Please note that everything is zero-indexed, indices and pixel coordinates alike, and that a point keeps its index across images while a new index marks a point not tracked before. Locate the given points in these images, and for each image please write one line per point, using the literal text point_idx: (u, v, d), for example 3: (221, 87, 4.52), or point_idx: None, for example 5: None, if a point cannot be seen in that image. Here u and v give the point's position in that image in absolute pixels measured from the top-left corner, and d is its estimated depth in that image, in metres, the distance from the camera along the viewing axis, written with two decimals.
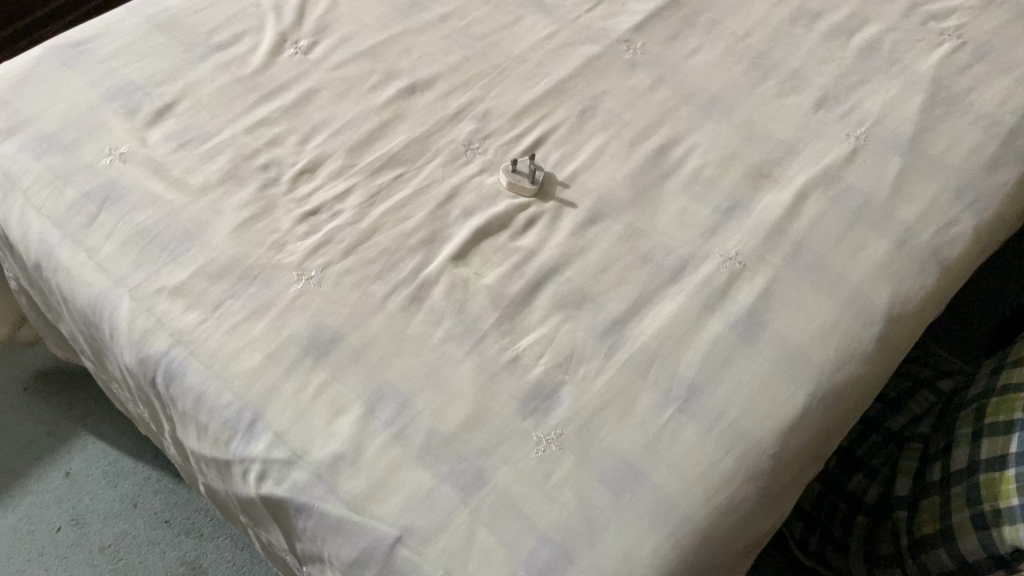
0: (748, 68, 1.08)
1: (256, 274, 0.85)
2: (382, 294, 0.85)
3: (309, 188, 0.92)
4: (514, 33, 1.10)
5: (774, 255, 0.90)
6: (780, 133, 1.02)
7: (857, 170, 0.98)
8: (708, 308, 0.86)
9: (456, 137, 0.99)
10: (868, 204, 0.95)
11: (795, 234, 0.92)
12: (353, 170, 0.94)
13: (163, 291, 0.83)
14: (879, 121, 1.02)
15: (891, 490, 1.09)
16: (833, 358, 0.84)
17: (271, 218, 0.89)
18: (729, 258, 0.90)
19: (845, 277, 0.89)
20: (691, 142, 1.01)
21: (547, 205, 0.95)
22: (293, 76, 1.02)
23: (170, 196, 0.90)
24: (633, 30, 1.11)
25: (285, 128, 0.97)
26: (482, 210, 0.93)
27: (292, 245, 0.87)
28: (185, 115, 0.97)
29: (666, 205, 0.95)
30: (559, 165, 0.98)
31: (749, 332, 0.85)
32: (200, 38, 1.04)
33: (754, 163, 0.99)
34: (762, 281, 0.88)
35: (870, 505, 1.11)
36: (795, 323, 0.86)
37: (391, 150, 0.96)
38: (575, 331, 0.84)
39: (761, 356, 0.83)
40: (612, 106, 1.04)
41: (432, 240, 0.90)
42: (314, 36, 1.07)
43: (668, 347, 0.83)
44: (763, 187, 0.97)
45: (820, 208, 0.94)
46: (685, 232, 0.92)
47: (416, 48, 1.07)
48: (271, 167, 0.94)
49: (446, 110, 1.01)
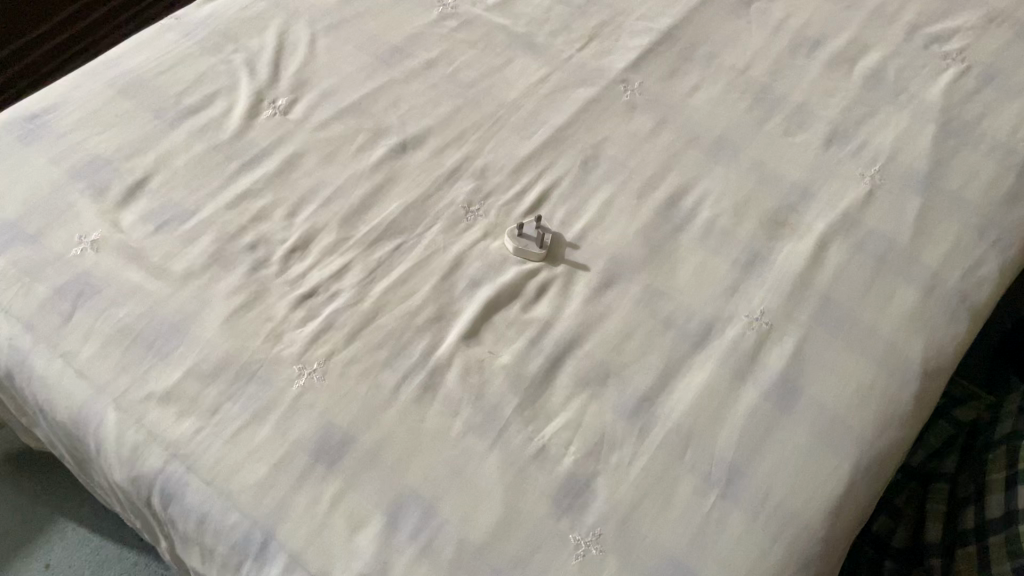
0: (752, 103, 1.03)
1: (254, 371, 0.78)
2: (394, 384, 0.78)
3: (302, 267, 0.86)
4: (505, 78, 1.04)
5: (802, 313, 0.86)
6: (793, 174, 0.97)
7: (877, 212, 0.94)
8: (739, 376, 0.81)
9: (455, 199, 0.93)
10: (892, 249, 0.91)
11: (820, 287, 0.88)
12: (348, 244, 0.88)
13: (153, 397, 0.77)
14: (893, 156, 0.98)
15: (919, 535, 1.05)
16: (874, 424, 0.80)
17: (264, 304, 0.83)
18: (756, 318, 0.85)
19: (877, 332, 0.85)
20: (702, 189, 0.96)
21: (557, 269, 0.89)
22: (274, 140, 0.95)
23: (151, 288, 0.83)
24: (630, 68, 1.06)
25: (270, 200, 0.90)
26: (489, 280, 0.87)
27: (291, 335, 0.81)
28: (160, 191, 0.89)
29: (683, 261, 0.90)
30: (566, 222, 0.93)
31: (785, 401, 0.80)
32: (168, 102, 0.97)
33: (770, 209, 0.94)
34: (792, 343, 0.84)
35: (897, 549, 1.06)
36: (832, 388, 0.81)
37: (387, 217, 0.90)
38: (602, 412, 0.78)
39: (799, 427, 0.78)
40: (615, 154, 0.98)
41: (440, 317, 0.84)
42: (293, 93, 0.99)
43: (702, 424, 0.78)
44: (782, 236, 0.92)
45: (843, 257, 0.90)
46: (705, 292, 0.87)
47: (403, 101, 1.00)
48: (259, 246, 0.87)
49: (441, 170, 0.95)
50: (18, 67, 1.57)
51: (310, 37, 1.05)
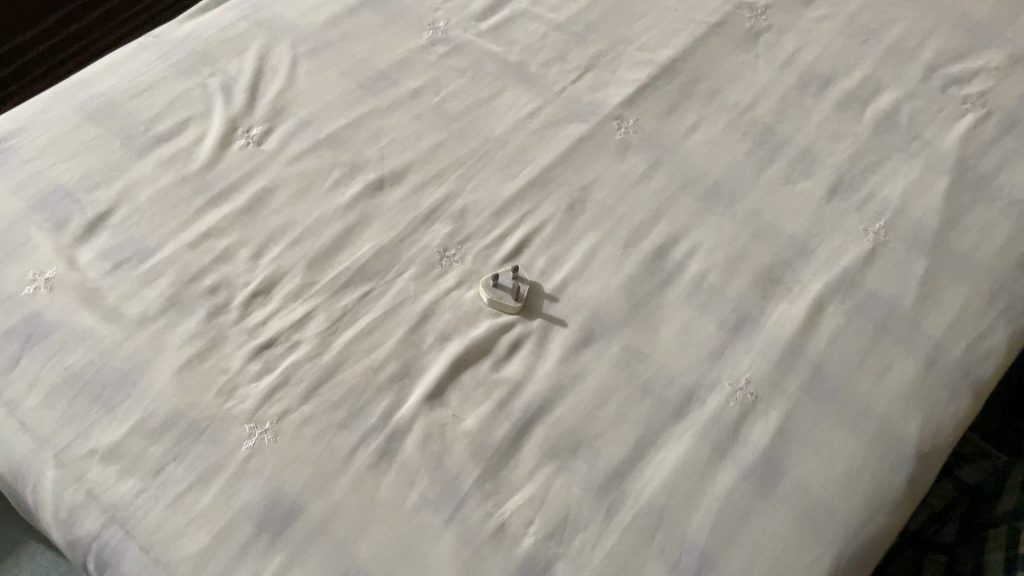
0: (754, 146, 0.98)
1: (202, 429, 0.74)
2: (349, 448, 0.74)
3: (263, 314, 0.81)
4: (493, 111, 0.99)
5: (790, 383, 0.80)
6: (792, 226, 0.91)
7: (879, 272, 0.88)
8: (718, 453, 0.76)
9: (430, 243, 0.88)
10: (892, 315, 0.85)
11: (812, 355, 0.82)
12: (313, 290, 0.83)
13: (96, 454, 0.73)
14: (900, 211, 0.92)
15: None
16: (861, 510, 0.74)
17: (219, 354, 0.79)
18: (740, 387, 0.80)
19: (870, 408, 0.79)
20: (694, 240, 0.90)
21: (533, 324, 0.84)
22: (245, 172, 0.90)
23: (103, 332, 0.79)
24: (625, 103, 1.00)
25: (235, 239, 0.86)
26: (460, 334, 0.82)
27: (245, 389, 0.77)
28: (120, 226, 0.85)
29: (668, 320, 0.85)
30: (546, 271, 0.88)
31: (765, 483, 0.75)
32: (138, 128, 0.92)
33: (764, 265, 0.88)
34: (778, 417, 0.78)
35: None
36: (817, 469, 0.76)
37: (357, 261, 0.85)
38: (568, 487, 0.74)
39: (779, 512, 0.73)
40: (604, 197, 0.93)
41: (404, 374, 0.79)
42: (269, 121, 0.95)
43: (675, 505, 0.73)
44: (775, 295, 0.86)
45: (839, 322, 0.84)
46: (689, 355, 0.82)
47: (384, 133, 0.96)
48: (220, 290, 0.83)
49: (419, 210, 0.90)
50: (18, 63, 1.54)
51: (291, 61, 1.00)
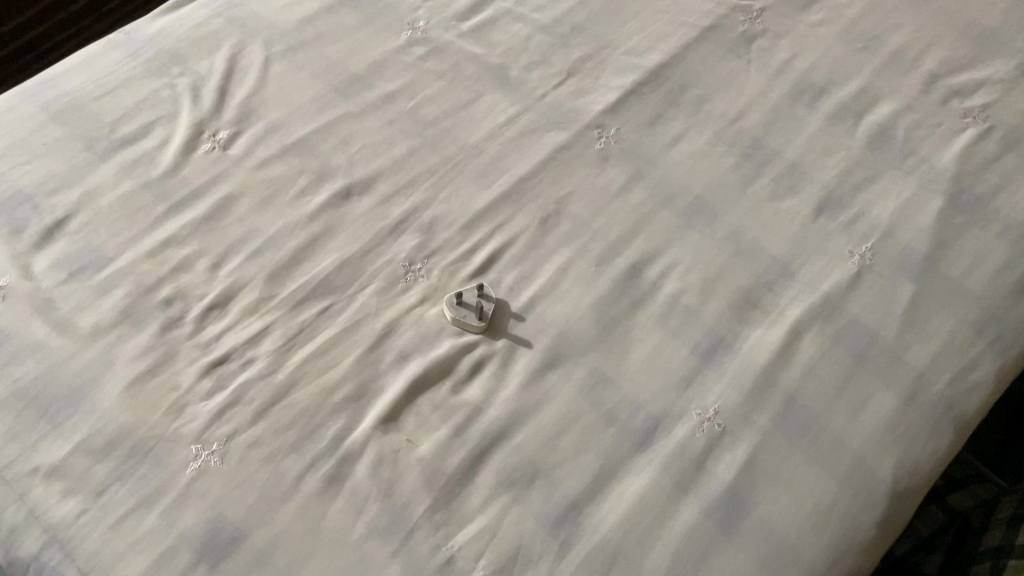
0: (739, 160, 0.94)
1: (148, 449, 0.72)
2: (297, 473, 0.72)
3: (218, 328, 0.79)
4: (469, 116, 0.96)
5: (761, 415, 0.77)
6: (774, 246, 0.87)
7: (863, 298, 0.84)
8: (680, 487, 0.73)
9: (395, 256, 0.85)
10: (874, 344, 0.81)
11: (786, 386, 0.79)
12: (271, 304, 0.81)
13: (39, 472, 0.71)
14: (889, 233, 0.88)
15: None
16: (827, 553, 0.71)
17: (170, 370, 0.76)
18: (709, 417, 0.77)
19: (843, 443, 0.76)
20: (670, 259, 0.87)
21: (497, 344, 0.81)
22: (209, 178, 0.88)
23: (54, 344, 0.77)
24: (608, 111, 0.96)
25: (195, 249, 0.83)
26: (420, 353, 0.80)
27: (194, 408, 0.75)
28: (78, 233, 0.83)
29: (637, 343, 0.81)
30: (515, 288, 0.84)
31: (728, 521, 0.72)
32: (102, 130, 0.90)
33: (742, 288, 0.85)
34: (746, 451, 0.75)
35: None
36: (784, 507, 0.73)
37: (318, 274, 0.83)
38: (521, 520, 0.71)
39: (741, 554, 0.70)
40: (580, 211, 0.89)
41: (360, 395, 0.77)
42: (237, 125, 0.92)
43: (631, 542, 0.70)
44: (752, 320, 0.83)
45: (816, 351, 0.81)
46: (657, 382, 0.79)
47: (355, 138, 0.93)
48: (176, 302, 0.80)
49: (385, 221, 0.87)
50: (19, 42, 1.55)
51: (263, 61, 0.97)
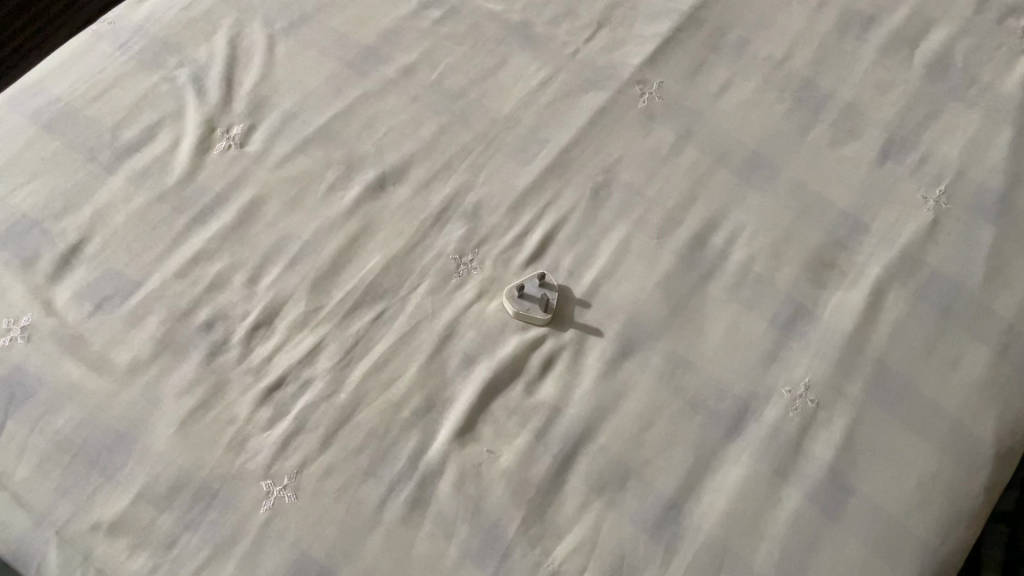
0: (793, 105, 0.88)
1: (215, 491, 0.67)
2: (378, 500, 0.68)
3: (267, 349, 0.73)
4: (499, 84, 0.88)
5: (853, 386, 0.73)
6: (842, 198, 0.82)
7: (942, 248, 0.80)
8: (780, 473, 0.70)
9: (443, 248, 0.79)
10: (959, 297, 0.77)
11: (874, 351, 0.75)
12: (320, 316, 0.75)
13: (100, 529, 0.66)
14: (960, 174, 0.84)
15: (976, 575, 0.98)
16: (937, 527, 0.69)
17: (224, 401, 0.71)
18: (800, 394, 0.73)
19: (942, 407, 0.73)
20: (735, 223, 0.81)
21: (565, 336, 0.76)
22: (229, 181, 0.81)
23: (92, 386, 0.71)
24: (646, 64, 0.90)
25: (226, 263, 0.77)
26: (486, 355, 0.75)
27: (256, 441, 0.69)
28: (97, 258, 0.76)
29: (713, 319, 0.76)
30: (575, 271, 0.79)
31: (833, 504, 0.69)
32: (103, 138, 0.82)
33: (815, 248, 0.80)
34: (843, 426, 0.72)
35: None
36: (888, 483, 0.70)
37: (364, 278, 0.77)
38: (620, 525, 0.68)
39: (851, 537, 0.68)
40: (631, 178, 0.83)
41: (430, 407, 0.72)
42: (249, 117, 0.84)
43: (738, 537, 0.67)
44: (828, 283, 0.79)
45: (901, 309, 0.77)
46: (740, 360, 0.75)
47: (380, 121, 0.85)
48: (217, 324, 0.74)
49: (427, 210, 0.81)
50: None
51: (267, 41, 0.89)
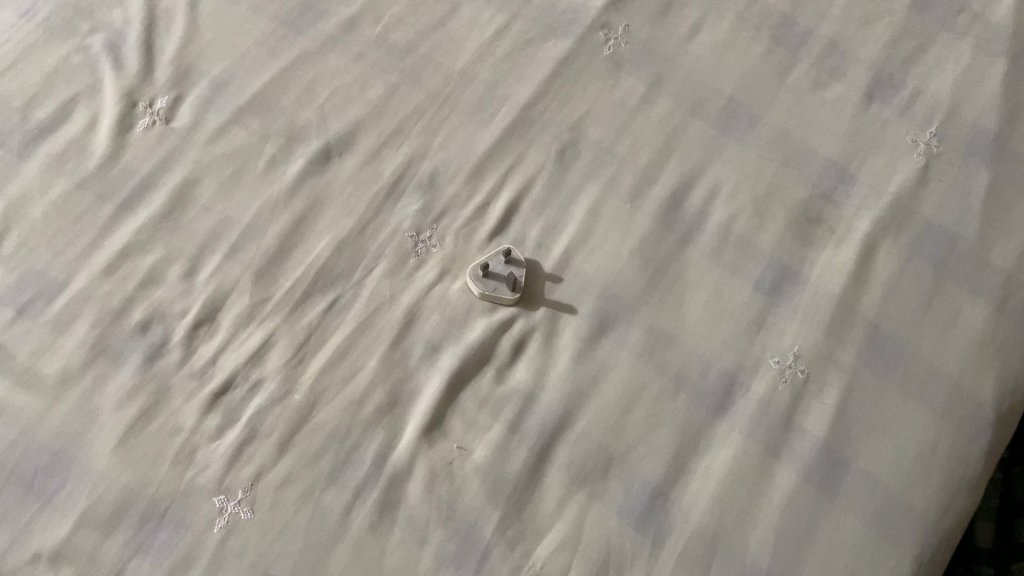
0: (770, 46, 0.81)
1: (164, 511, 0.62)
2: (342, 508, 0.63)
3: (211, 349, 0.67)
4: (450, 35, 0.81)
5: (845, 352, 0.69)
6: (826, 146, 0.77)
7: (934, 196, 0.74)
8: (771, 451, 0.65)
9: (399, 225, 0.72)
10: (954, 249, 0.72)
11: (866, 313, 0.70)
12: (267, 308, 0.69)
13: (40, 560, 0.60)
14: (952, 113, 0.78)
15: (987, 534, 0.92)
16: (940, 496, 0.65)
17: (167, 411, 0.65)
18: (790, 364, 0.68)
19: (939, 370, 0.68)
20: (713, 179, 0.75)
21: (536, 315, 0.70)
22: (157, 162, 0.73)
23: (21, 402, 0.64)
24: (611, 7, 0.83)
25: (160, 255, 0.70)
26: (452, 340, 0.69)
27: (205, 452, 0.64)
28: (16, 258, 0.69)
29: (694, 287, 0.71)
30: (544, 243, 0.73)
31: (828, 481, 0.65)
32: (13, 121, 0.74)
33: (800, 203, 0.74)
34: (835, 397, 0.67)
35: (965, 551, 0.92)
36: (886, 455, 0.66)
37: (314, 263, 0.70)
38: (604, 519, 0.63)
39: (848, 516, 0.64)
40: (600, 135, 0.77)
41: (393, 402, 0.66)
42: (175, 88, 0.76)
43: (730, 524, 0.63)
44: (815, 241, 0.73)
45: (894, 265, 0.72)
46: (725, 331, 0.69)
47: (322, 84, 0.77)
48: (154, 325, 0.68)
49: (380, 182, 0.74)
50: None
51: (190, 1, 0.81)
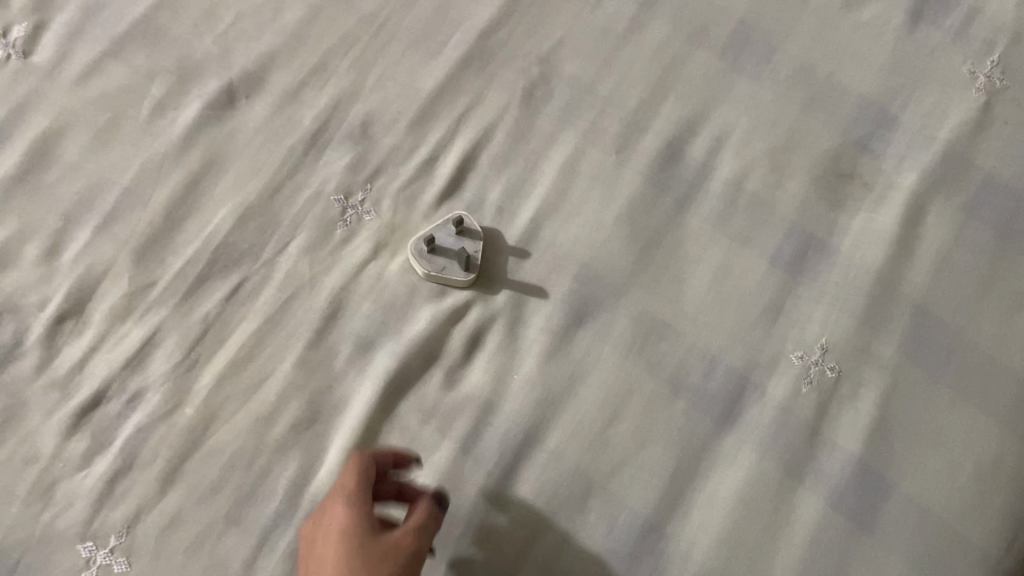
0: None
1: (13, 565, 0.47)
2: (246, 556, 0.49)
3: (77, 352, 0.52)
4: None
5: (885, 345, 0.54)
6: (860, 80, 0.61)
7: (995, 144, 0.60)
8: (792, 472, 0.52)
9: (323, 186, 0.57)
10: (1019, 213, 0.58)
11: (912, 293, 0.55)
12: (151, 297, 0.54)
13: None
14: (1016, 39, 0.63)
15: None
16: (1005, 526, 0.51)
17: (19, 432, 0.50)
18: (816, 360, 0.54)
19: (1003, 365, 0.54)
20: (719, 124, 0.60)
21: (496, 300, 0.55)
22: (11, 108, 0.57)
23: None
24: None
25: (14, 229, 0.55)
26: (389, 334, 0.54)
27: (68, 486, 0.49)
28: None
29: (695, 262, 0.56)
30: (506, 207, 0.58)
31: (864, 510, 0.51)
32: None
33: (828, 154, 0.59)
34: (873, 402, 0.53)
35: None
36: (936, 477, 0.52)
37: (212, 238, 0.55)
38: (581, 564, 0.49)
39: (890, 554, 0.50)
40: (577, 69, 0.61)
41: (312, 416, 0.52)
42: (36, 13, 0.60)
43: (741, 567, 0.49)
44: (847, 201, 0.58)
45: (945, 233, 0.57)
46: (734, 318, 0.55)
47: (225, 6, 0.61)
48: (5, 320, 0.53)
49: (298, 133, 0.58)
50: None
51: None
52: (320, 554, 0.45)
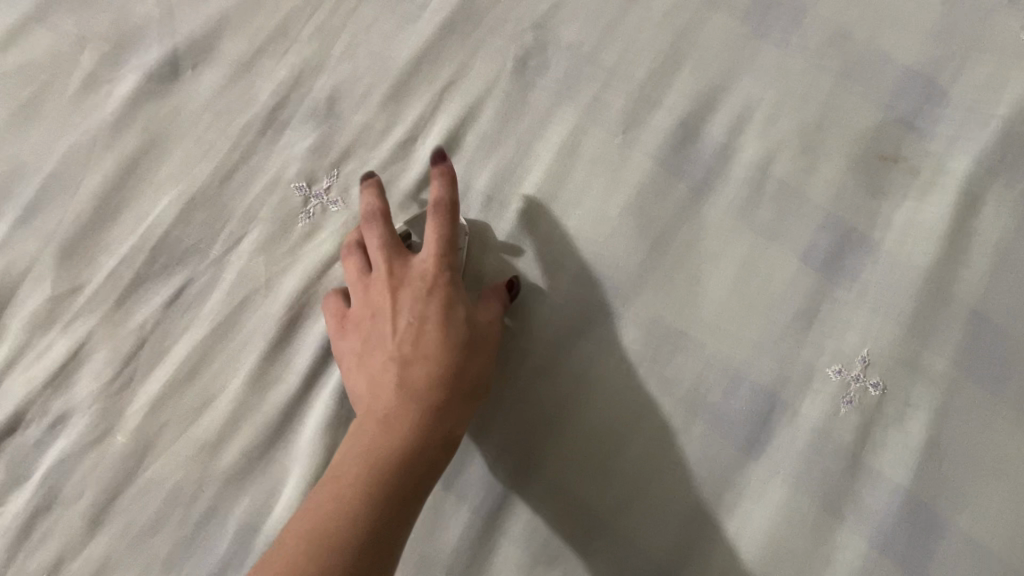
0: None
1: None
2: None
3: None
4: None
5: (937, 357, 0.46)
6: (904, 48, 0.53)
7: None
8: (829, 508, 0.44)
9: (282, 172, 0.49)
10: None
11: (967, 296, 0.48)
12: (78, 303, 0.46)
13: None
14: None
15: None
16: None
17: None
18: (857, 376, 0.46)
19: None
20: (742, 99, 0.52)
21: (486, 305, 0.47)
22: None
23: None
24: None
25: None
26: None
27: None
28: None
29: (715, 260, 0.48)
30: (496, 195, 0.49)
31: (913, 552, 0.44)
32: None
33: (868, 133, 0.51)
34: (924, 424, 0.45)
35: None
36: (997, 513, 0.44)
37: (151, 233, 0.47)
38: None
39: None
40: (578, 35, 0.53)
41: (267, 444, 0.44)
42: None
43: None
44: (892, 188, 0.50)
45: (1004, 226, 0.49)
46: (762, 326, 0.47)
47: None
48: None
49: (253, 110, 0.50)
50: None
51: None
52: (407, 321, 0.43)
